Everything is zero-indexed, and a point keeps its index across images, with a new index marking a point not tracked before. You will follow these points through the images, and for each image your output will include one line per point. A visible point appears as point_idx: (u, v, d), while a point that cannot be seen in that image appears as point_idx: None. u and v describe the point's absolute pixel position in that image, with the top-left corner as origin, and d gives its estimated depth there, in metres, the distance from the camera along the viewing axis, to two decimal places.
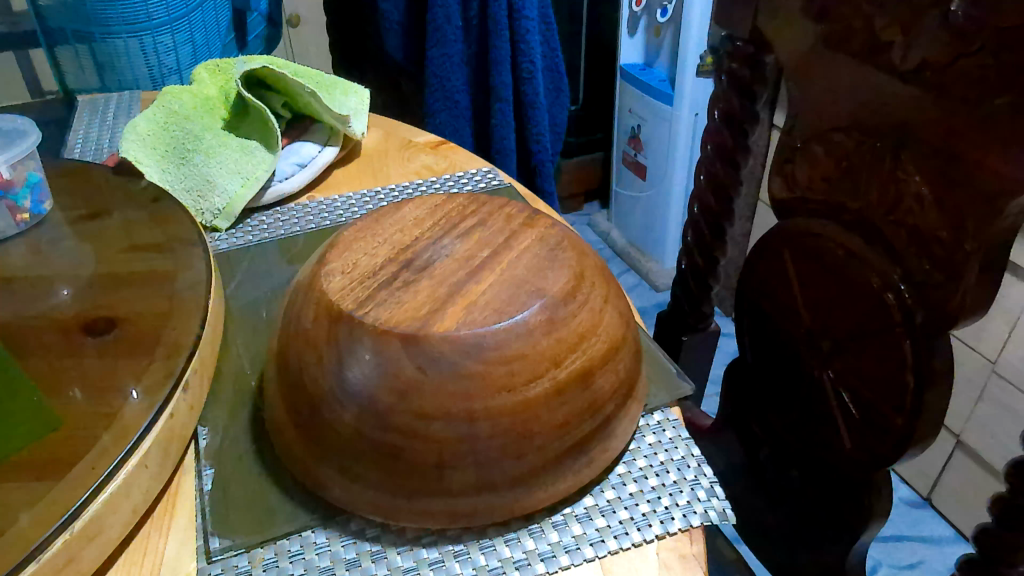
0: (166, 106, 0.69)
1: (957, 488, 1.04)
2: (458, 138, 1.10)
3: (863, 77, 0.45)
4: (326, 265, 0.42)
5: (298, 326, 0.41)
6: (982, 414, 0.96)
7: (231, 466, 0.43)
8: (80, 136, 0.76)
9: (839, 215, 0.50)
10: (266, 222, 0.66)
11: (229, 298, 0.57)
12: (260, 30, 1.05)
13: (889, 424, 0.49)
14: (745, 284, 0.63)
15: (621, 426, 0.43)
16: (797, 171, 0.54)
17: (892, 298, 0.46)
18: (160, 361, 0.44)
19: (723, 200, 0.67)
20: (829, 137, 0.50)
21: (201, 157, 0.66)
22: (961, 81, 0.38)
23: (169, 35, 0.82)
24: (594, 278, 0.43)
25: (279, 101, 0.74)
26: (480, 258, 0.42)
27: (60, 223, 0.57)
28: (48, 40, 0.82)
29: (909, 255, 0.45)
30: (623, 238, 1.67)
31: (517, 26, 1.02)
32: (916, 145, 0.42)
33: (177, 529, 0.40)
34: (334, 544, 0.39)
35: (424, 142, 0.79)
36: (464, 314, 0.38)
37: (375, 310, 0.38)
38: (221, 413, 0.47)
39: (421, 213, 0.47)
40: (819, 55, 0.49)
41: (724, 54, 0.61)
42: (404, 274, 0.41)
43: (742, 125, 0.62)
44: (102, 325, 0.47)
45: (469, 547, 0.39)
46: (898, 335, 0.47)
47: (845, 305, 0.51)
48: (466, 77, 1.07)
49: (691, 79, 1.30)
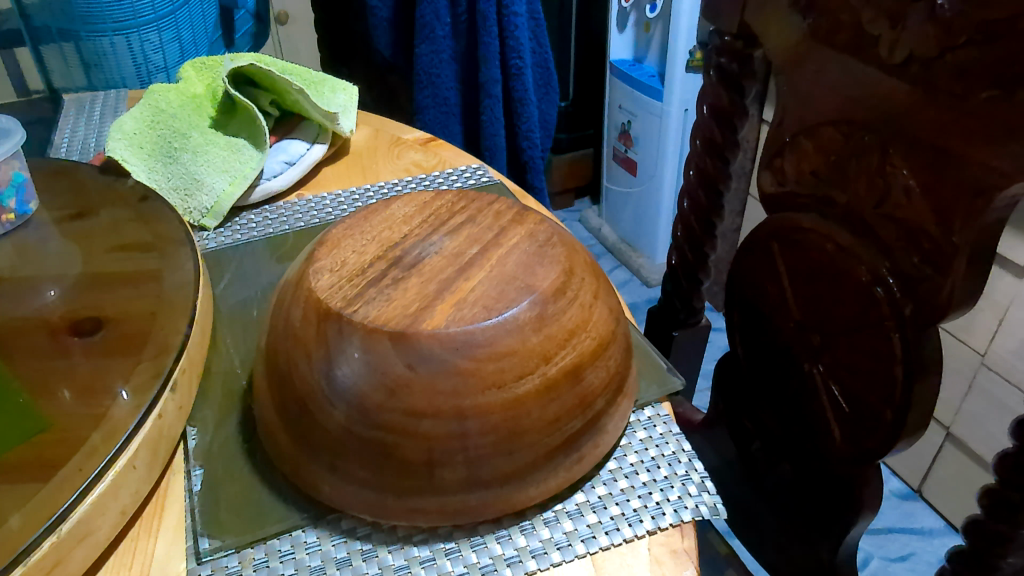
0: (153, 105, 0.69)
1: (947, 480, 1.05)
2: (448, 134, 1.10)
3: (850, 71, 0.46)
4: (314, 263, 0.42)
5: (286, 325, 0.40)
6: (972, 406, 0.96)
7: (221, 465, 0.43)
8: (66, 135, 0.76)
9: (827, 209, 0.51)
10: (255, 221, 0.66)
11: (217, 298, 0.56)
12: (248, 27, 1.05)
13: (880, 417, 0.50)
14: (735, 280, 0.64)
15: (612, 422, 0.43)
16: (785, 165, 0.54)
17: (881, 291, 0.47)
18: (148, 361, 0.44)
19: (712, 195, 0.67)
20: (816, 131, 0.50)
21: (189, 156, 0.66)
22: (947, 73, 0.38)
23: (156, 33, 0.82)
24: (583, 273, 0.42)
25: (267, 99, 0.73)
26: (469, 255, 0.42)
27: (47, 223, 0.57)
28: (34, 38, 0.81)
29: (898, 249, 0.45)
30: (614, 233, 1.67)
31: (506, 22, 1.02)
32: (904, 139, 0.42)
33: (167, 531, 0.40)
34: (325, 544, 0.39)
35: (414, 139, 0.79)
36: (453, 311, 0.38)
37: (364, 308, 0.38)
38: (210, 413, 0.46)
39: (410, 209, 0.47)
40: (808, 49, 0.49)
41: (713, 48, 0.60)
42: (393, 272, 0.41)
43: (731, 119, 0.62)
44: (90, 326, 0.46)
45: (460, 545, 0.39)
46: (888, 329, 0.47)
47: (834, 301, 0.51)
48: (454, 74, 1.07)
49: (681, 74, 1.30)
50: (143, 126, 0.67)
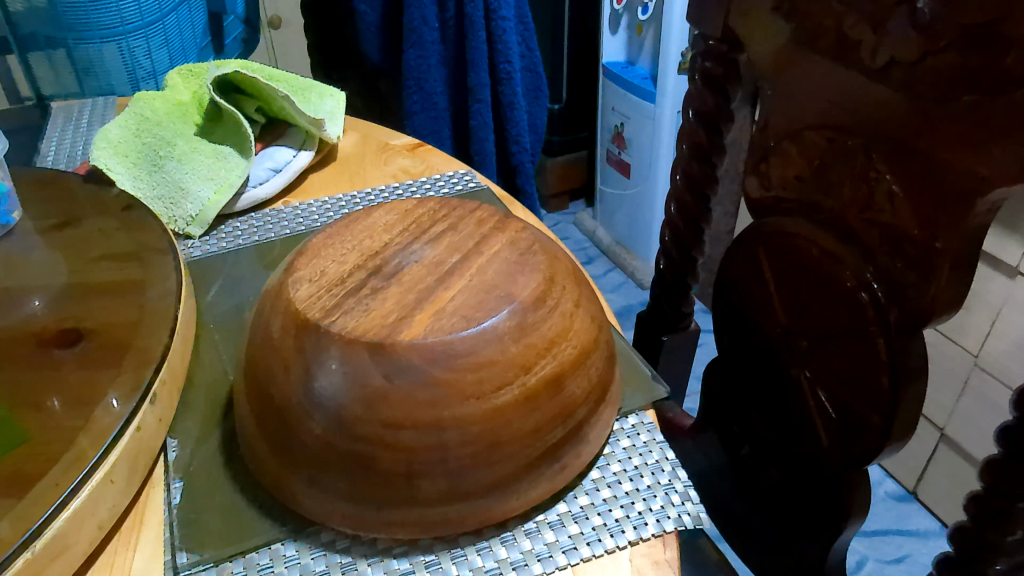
0: (138, 112, 0.69)
1: (941, 482, 1.04)
2: (438, 140, 1.10)
3: (834, 76, 0.45)
4: (294, 273, 0.42)
5: (265, 336, 0.40)
6: (966, 407, 0.96)
7: (201, 478, 0.43)
8: (54, 144, 0.76)
9: (812, 214, 0.50)
10: (241, 229, 0.65)
11: (202, 306, 0.56)
12: (238, 33, 1.05)
13: (866, 423, 0.49)
14: (723, 285, 0.63)
15: (595, 431, 0.42)
16: (770, 170, 0.54)
17: (866, 296, 0.46)
18: (128, 372, 0.44)
19: (700, 199, 0.67)
20: (801, 136, 0.50)
21: (174, 163, 0.66)
22: (928, 78, 0.38)
23: (144, 40, 0.81)
24: (565, 281, 0.42)
25: (253, 106, 0.73)
26: (449, 263, 0.42)
27: (31, 233, 0.57)
28: (22, 46, 0.81)
29: (881, 254, 0.45)
30: (608, 236, 1.67)
31: (494, 26, 1.02)
32: (888, 144, 0.42)
33: (145, 545, 0.39)
34: (304, 557, 0.39)
35: (402, 144, 0.78)
36: (432, 321, 0.37)
37: (342, 319, 0.38)
38: (192, 424, 0.46)
39: (392, 218, 0.47)
40: (791, 53, 0.49)
41: (698, 53, 0.60)
42: (372, 281, 0.41)
43: (717, 124, 0.62)
44: (70, 337, 0.46)
45: (441, 557, 0.39)
46: (874, 334, 0.47)
47: (821, 305, 0.51)
48: (444, 78, 1.06)
49: (673, 76, 1.29)
50: (128, 134, 0.67)
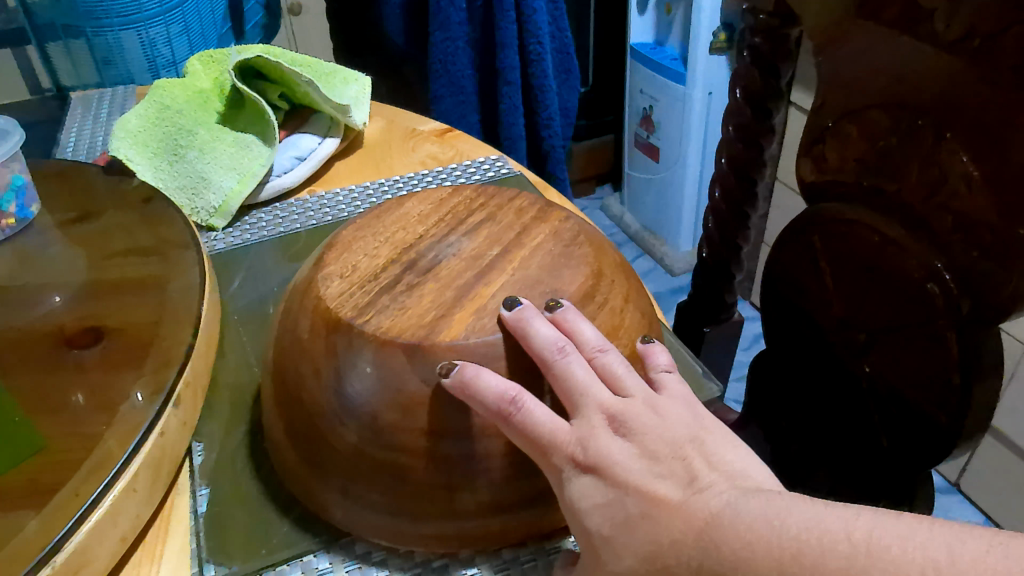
0: (158, 101, 0.67)
1: (987, 476, 1.00)
2: (465, 125, 1.07)
3: (900, 49, 0.42)
4: (324, 268, 0.39)
5: (293, 337, 0.37)
6: (1016, 398, 0.92)
7: (227, 485, 0.41)
8: (73, 135, 0.74)
9: (872, 200, 0.47)
10: (265, 220, 0.63)
11: (226, 300, 0.54)
12: (258, 18, 1.02)
13: (933, 422, 0.46)
14: (771, 274, 0.60)
15: None
16: (827, 152, 0.50)
17: (935, 288, 0.43)
18: (149, 375, 0.41)
19: (745, 185, 0.63)
20: (862, 115, 0.46)
21: (195, 153, 0.63)
22: (1013, 48, 0.35)
23: (163, 27, 0.79)
24: (613, 274, 0.39)
25: (276, 92, 0.70)
26: (489, 257, 0.39)
27: (48, 228, 0.55)
28: (39, 36, 0.79)
29: (954, 244, 0.41)
30: (637, 221, 1.63)
31: (522, 5, 0.98)
32: (964, 122, 0.39)
33: (170, 557, 0.37)
34: (338, 570, 0.36)
35: (429, 130, 0.75)
36: (473, 320, 0.35)
37: (377, 317, 0.35)
38: (217, 429, 0.44)
39: (425, 208, 0.44)
40: (850, 25, 0.45)
41: (746, 28, 0.56)
42: (407, 277, 0.38)
43: (765, 104, 0.58)
44: (88, 337, 0.44)
45: (483, 571, 0.36)
46: (943, 328, 0.43)
47: (882, 296, 0.48)
48: (471, 61, 1.03)
49: (705, 57, 1.25)
50: (147, 123, 0.64)
